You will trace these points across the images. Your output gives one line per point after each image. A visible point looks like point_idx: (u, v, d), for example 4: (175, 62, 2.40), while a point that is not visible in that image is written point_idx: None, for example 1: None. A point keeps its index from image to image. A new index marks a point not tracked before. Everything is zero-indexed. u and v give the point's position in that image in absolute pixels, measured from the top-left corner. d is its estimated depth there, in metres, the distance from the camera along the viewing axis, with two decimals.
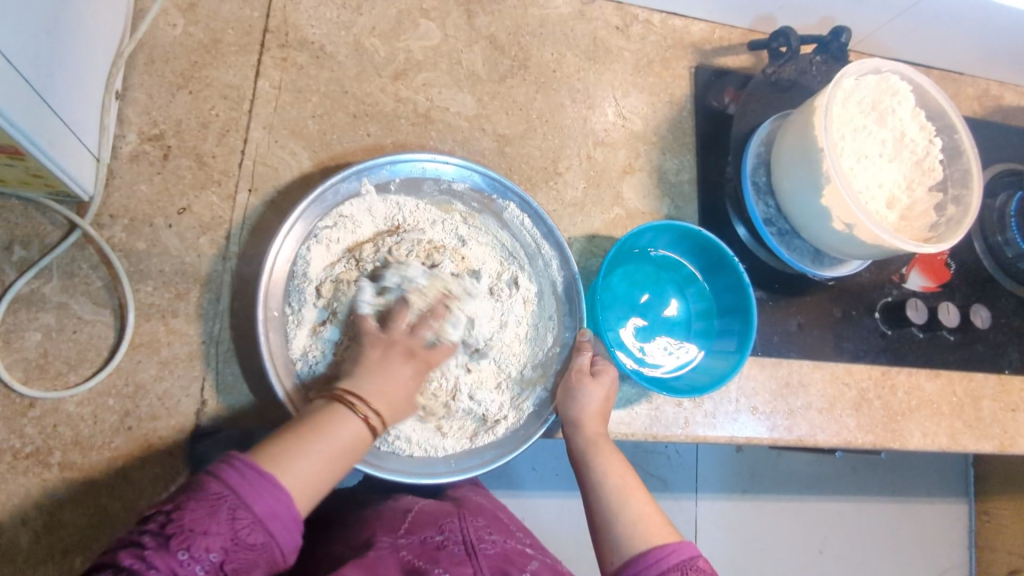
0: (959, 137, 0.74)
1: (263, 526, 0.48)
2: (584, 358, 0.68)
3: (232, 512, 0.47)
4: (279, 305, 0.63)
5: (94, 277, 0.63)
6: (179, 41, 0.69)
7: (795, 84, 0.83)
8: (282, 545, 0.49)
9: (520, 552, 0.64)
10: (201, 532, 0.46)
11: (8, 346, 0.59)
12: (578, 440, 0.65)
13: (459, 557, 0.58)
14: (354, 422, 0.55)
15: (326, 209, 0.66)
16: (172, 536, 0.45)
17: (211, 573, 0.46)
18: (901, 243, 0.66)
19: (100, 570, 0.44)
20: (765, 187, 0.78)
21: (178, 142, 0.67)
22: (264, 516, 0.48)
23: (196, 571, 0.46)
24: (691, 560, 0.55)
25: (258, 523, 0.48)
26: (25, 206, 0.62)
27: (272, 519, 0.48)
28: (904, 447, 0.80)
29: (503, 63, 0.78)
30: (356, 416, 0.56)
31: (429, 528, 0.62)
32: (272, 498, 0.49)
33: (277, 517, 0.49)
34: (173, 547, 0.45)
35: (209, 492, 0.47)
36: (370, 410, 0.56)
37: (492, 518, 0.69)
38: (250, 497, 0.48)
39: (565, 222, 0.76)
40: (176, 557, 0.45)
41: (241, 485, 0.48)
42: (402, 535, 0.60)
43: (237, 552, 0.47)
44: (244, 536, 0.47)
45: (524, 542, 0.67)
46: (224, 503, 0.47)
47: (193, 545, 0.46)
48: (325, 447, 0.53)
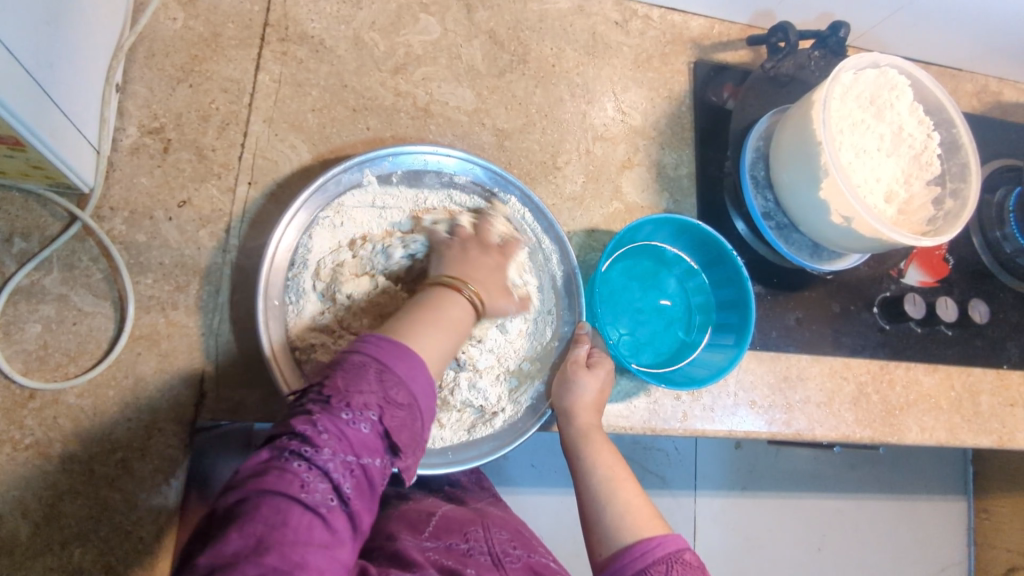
0: (958, 131, 0.75)
1: (407, 387, 0.51)
2: (580, 349, 0.69)
3: (379, 373, 0.50)
4: (279, 294, 0.63)
5: (94, 270, 0.63)
6: (180, 35, 0.69)
7: (794, 78, 0.83)
8: (424, 405, 0.52)
9: (544, 566, 0.63)
10: (356, 394, 0.48)
11: (9, 338, 0.60)
12: (572, 431, 0.66)
13: (486, 565, 0.58)
14: (460, 303, 0.59)
15: (328, 200, 0.66)
16: (333, 399, 0.48)
17: (372, 433, 0.49)
18: (899, 235, 0.66)
19: (276, 439, 0.47)
20: (764, 181, 0.78)
21: (178, 135, 0.67)
22: (405, 376, 0.51)
23: (360, 431, 0.48)
24: (678, 553, 0.56)
25: (402, 383, 0.51)
26: (25, 198, 0.62)
27: (412, 380, 0.51)
28: (903, 441, 0.80)
29: (502, 57, 0.78)
30: (461, 295, 0.59)
31: (454, 535, 0.62)
32: (407, 362, 0.52)
33: (414, 378, 0.51)
34: (336, 409, 0.48)
35: (356, 361, 0.50)
36: (472, 289, 0.60)
37: (514, 533, 0.68)
38: (391, 361, 0.51)
39: (565, 215, 0.76)
40: (341, 418, 0.48)
41: (382, 353, 0.51)
42: (427, 538, 0.60)
43: (390, 411, 0.49)
44: (392, 395, 0.50)
45: (547, 557, 0.66)
46: (370, 368, 0.50)
47: (353, 404, 0.48)
48: (437, 318, 0.57)
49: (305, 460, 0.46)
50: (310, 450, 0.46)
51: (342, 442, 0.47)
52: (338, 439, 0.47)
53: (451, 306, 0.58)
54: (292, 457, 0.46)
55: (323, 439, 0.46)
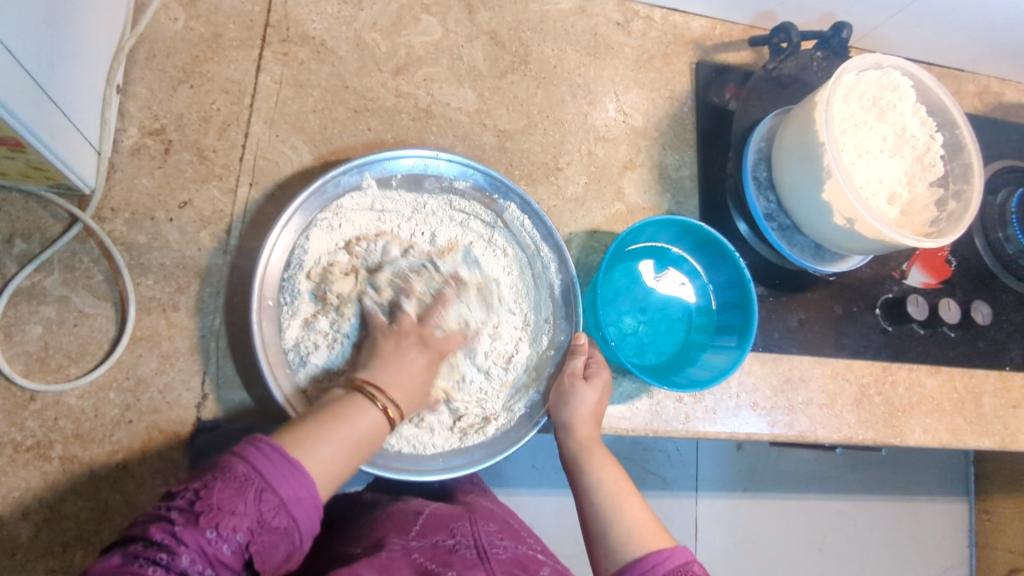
0: (961, 133, 0.74)
1: (288, 510, 0.48)
2: (578, 361, 0.68)
3: (259, 493, 0.47)
4: (274, 295, 0.63)
5: (95, 271, 0.63)
6: (180, 36, 0.69)
7: (796, 79, 0.83)
8: (303, 530, 0.49)
9: (531, 557, 0.63)
10: (229, 513, 0.45)
11: (9, 339, 0.59)
12: (573, 446, 0.66)
13: (471, 561, 0.58)
14: (372, 413, 0.57)
15: (325, 202, 0.66)
16: (201, 513, 0.45)
17: (235, 555, 0.45)
18: (901, 237, 0.66)
19: (130, 545, 0.43)
20: (766, 182, 0.78)
21: (179, 136, 0.67)
22: (289, 499, 0.48)
23: (222, 551, 0.45)
24: (688, 564, 0.54)
25: (284, 506, 0.47)
26: (26, 199, 0.62)
27: (296, 504, 0.48)
28: (905, 443, 0.80)
29: (503, 58, 0.78)
30: (375, 407, 0.57)
31: (441, 532, 0.62)
32: (298, 483, 0.49)
33: (300, 502, 0.48)
34: (202, 524, 0.44)
35: (237, 472, 0.47)
36: (388, 400, 0.58)
37: (502, 525, 0.68)
38: (277, 480, 0.48)
39: (566, 217, 0.76)
40: (205, 534, 0.44)
41: (267, 468, 0.48)
42: (414, 537, 0.60)
43: (262, 534, 0.46)
44: (269, 519, 0.46)
45: (535, 549, 0.66)
46: (252, 483, 0.47)
47: (221, 524, 0.45)
48: (349, 433, 0.54)
49: (160, 569, 0.42)
50: (166, 558, 0.42)
51: (203, 557, 0.44)
52: (199, 553, 0.44)
53: (365, 423, 0.56)
54: (146, 564, 0.42)
55: (183, 550, 0.43)
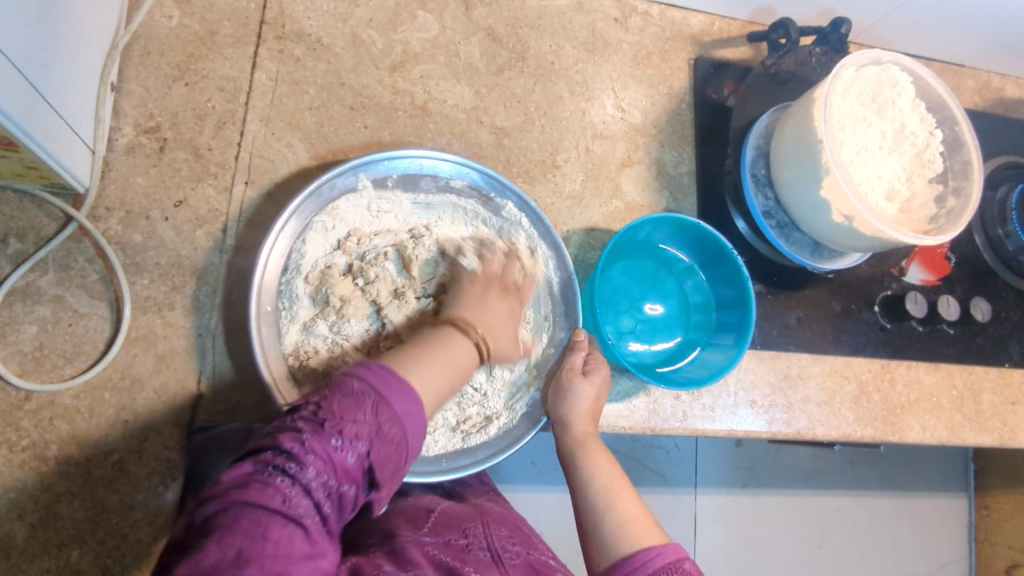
0: (960, 129, 0.74)
1: (400, 424, 0.51)
2: (577, 357, 0.68)
3: (375, 405, 0.51)
4: (271, 301, 0.63)
5: (89, 270, 0.62)
6: (175, 33, 0.68)
7: (794, 76, 0.82)
8: (412, 444, 0.52)
9: (543, 563, 0.62)
10: (350, 422, 0.49)
11: (4, 340, 0.59)
12: (567, 443, 0.66)
13: (485, 562, 0.58)
14: (462, 343, 0.61)
15: (321, 205, 0.65)
16: (326, 423, 0.49)
17: (357, 461, 0.49)
18: (900, 234, 0.66)
19: (261, 453, 0.47)
20: (764, 179, 0.78)
21: (174, 134, 0.67)
22: (401, 413, 0.51)
23: (346, 458, 0.49)
24: (678, 563, 0.54)
25: (397, 419, 0.51)
26: (20, 198, 0.62)
27: (407, 418, 0.52)
28: (904, 440, 0.79)
29: (500, 54, 0.77)
30: (469, 340, 0.61)
31: (454, 531, 0.61)
32: (407, 399, 0.52)
33: (410, 418, 0.52)
34: (327, 433, 0.48)
35: (355, 388, 0.51)
36: (480, 335, 0.62)
37: (514, 529, 0.67)
38: (390, 396, 0.52)
39: (563, 214, 0.76)
40: (330, 443, 0.48)
41: (381, 384, 0.52)
42: (427, 533, 0.60)
43: (379, 445, 0.50)
44: (385, 429, 0.51)
45: (546, 554, 0.65)
46: (368, 397, 0.51)
47: (344, 431, 0.49)
48: (448, 359, 0.59)
49: (290, 477, 0.46)
50: (294, 467, 0.46)
51: (327, 465, 0.48)
52: (324, 461, 0.48)
53: (460, 349, 0.60)
54: (278, 472, 0.46)
55: (311, 459, 0.47)
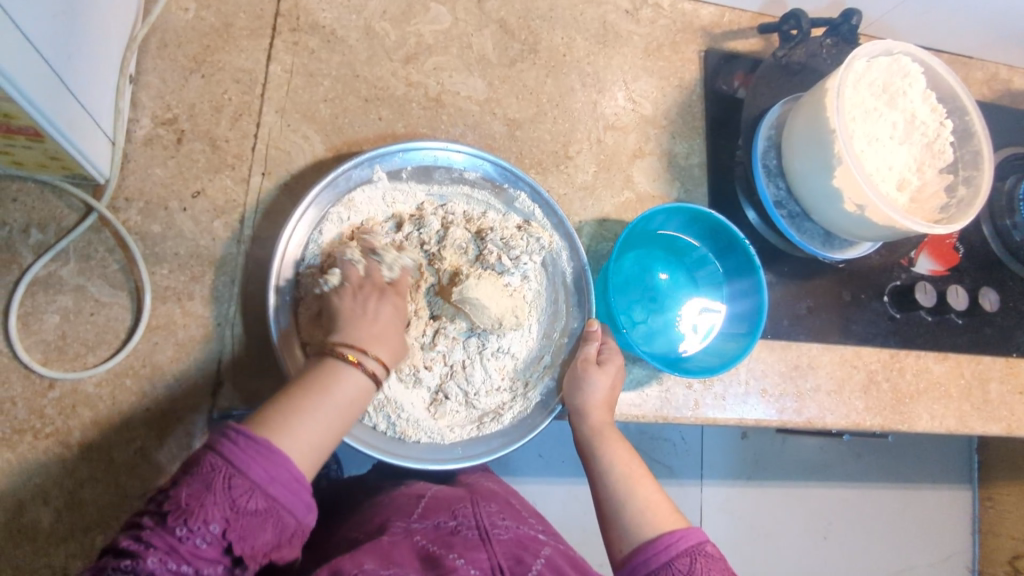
0: (970, 119, 0.74)
1: (262, 491, 0.48)
2: (591, 347, 0.69)
3: (229, 479, 0.47)
4: (290, 290, 0.64)
5: (110, 260, 0.63)
6: (191, 26, 0.69)
7: (804, 68, 0.82)
8: (284, 507, 0.49)
9: (533, 538, 0.63)
10: (198, 506, 0.46)
11: (28, 329, 0.60)
12: (581, 432, 0.67)
13: (473, 542, 0.58)
14: (351, 379, 0.57)
15: (338, 194, 0.66)
16: (168, 514, 0.46)
17: (214, 544, 0.46)
18: (912, 223, 0.67)
19: (100, 558, 0.44)
20: (776, 169, 0.78)
21: (192, 125, 0.67)
22: (261, 480, 0.48)
23: (197, 544, 0.46)
24: (701, 546, 0.56)
25: (257, 488, 0.48)
26: (41, 189, 0.62)
27: (270, 482, 0.49)
28: (913, 429, 0.80)
29: (513, 46, 0.78)
30: (359, 371, 0.57)
31: (443, 514, 0.62)
32: (270, 462, 0.49)
33: (274, 481, 0.49)
34: (171, 524, 0.45)
35: (205, 466, 0.48)
36: (373, 361, 0.58)
37: (504, 504, 0.68)
38: (246, 464, 0.48)
39: (576, 205, 0.76)
40: (174, 533, 0.45)
41: (236, 454, 0.48)
42: (416, 520, 0.61)
43: (239, 520, 0.47)
44: (244, 501, 0.47)
45: (537, 526, 0.67)
46: (221, 473, 0.48)
47: (190, 518, 0.46)
48: (329, 403, 0.55)
49: (126, 575, 0.43)
50: (131, 564, 0.43)
51: (172, 557, 0.45)
52: (170, 552, 0.45)
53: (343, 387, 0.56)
54: (115, 574, 0.43)
55: (151, 553, 0.44)
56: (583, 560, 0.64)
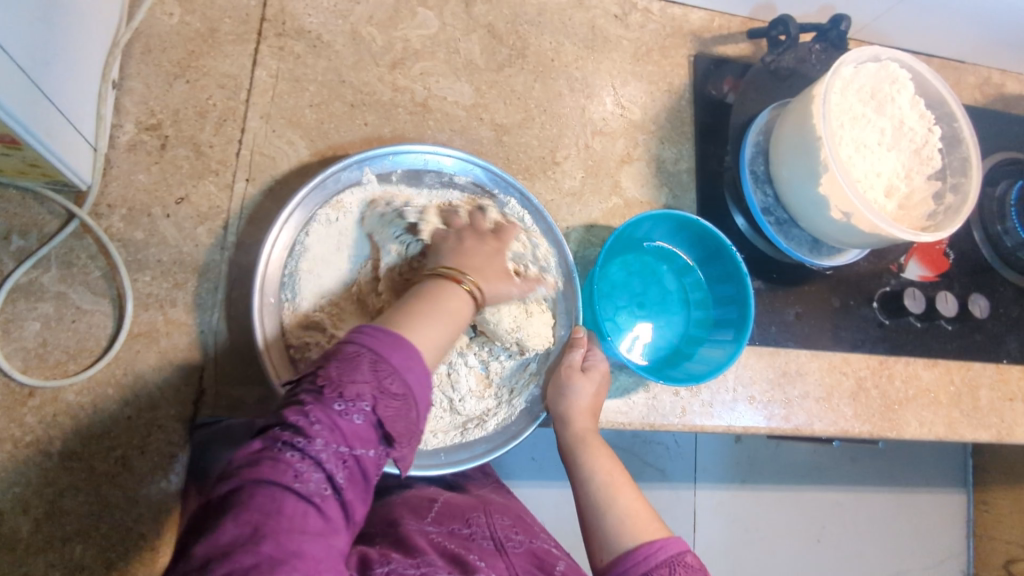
0: (958, 126, 0.74)
1: (402, 377, 0.48)
2: (576, 353, 0.68)
3: (373, 363, 0.48)
4: (274, 293, 0.63)
5: (92, 267, 0.63)
6: (176, 31, 0.69)
7: (793, 73, 0.82)
8: (419, 396, 0.49)
9: (546, 551, 0.63)
10: (350, 383, 0.46)
11: (8, 336, 0.60)
12: (566, 439, 0.66)
13: (489, 551, 0.58)
14: (456, 291, 0.57)
15: (326, 197, 0.65)
16: (325, 389, 0.46)
17: (366, 423, 0.46)
18: (898, 230, 0.66)
19: (268, 430, 0.45)
20: (764, 175, 0.78)
21: (175, 131, 0.67)
22: (401, 365, 0.48)
23: (354, 421, 0.46)
24: (679, 556, 0.55)
25: (397, 373, 0.48)
26: (23, 195, 0.62)
27: (408, 370, 0.49)
28: (901, 436, 0.80)
29: (500, 51, 0.78)
30: (461, 287, 0.58)
31: (457, 521, 0.62)
32: (405, 353, 0.49)
33: (411, 369, 0.49)
34: (329, 399, 0.46)
35: (350, 351, 0.48)
36: (472, 280, 0.59)
37: (516, 519, 0.68)
38: (386, 350, 0.49)
39: (563, 211, 0.76)
40: (334, 408, 0.45)
41: (375, 342, 0.49)
42: (430, 522, 0.60)
43: (385, 400, 0.47)
44: (387, 385, 0.47)
45: (547, 542, 0.66)
46: (364, 358, 0.48)
47: (346, 393, 0.46)
48: (438, 309, 0.55)
49: (298, 450, 0.44)
50: (302, 439, 0.44)
51: (334, 431, 0.45)
52: (331, 429, 0.45)
53: (449, 296, 0.57)
54: (285, 447, 0.44)
55: (316, 430, 0.44)
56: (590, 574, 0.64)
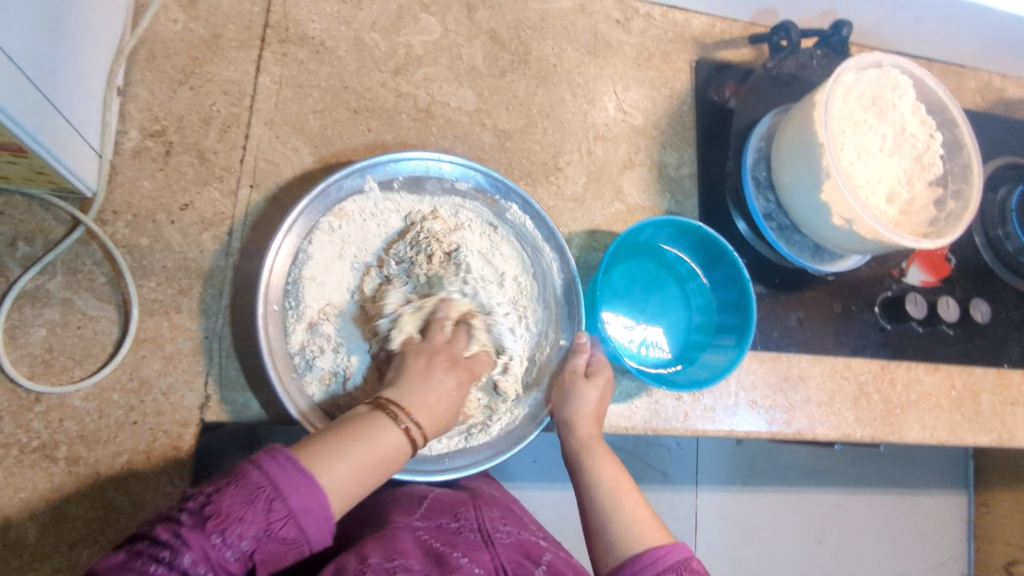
0: (960, 132, 0.74)
1: (296, 521, 0.49)
2: (579, 359, 0.69)
3: (268, 502, 0.48)
4: (279, 300, 0.64)
5: (97, 273, 0.63)
6: (180, 37, 0.69)
7: (796, 78, 0.82)
8: (312, 540, 0.50)
9: (534, 544, 0.63)
10: (235, 521, 0.47)
11: (14, 342, 0.60)
12: (570, 444, 0.67)
13: (475, 544, 0.59)
14: (394, 432, 0.56)
15: (329, 206, 0.66)
16: (209, 520, 0.47)
17: (238, 557, 0.48)
18: (899, 237, 0.66)
19: (137, 540, 0.46)
20: (766, 182, 0.78)
21: (180, 137, 0.67)
22: (297, 510, 0.49)
23: (225, 555, 0.47)
24: (687, 561, 0.56)
25: (291, 517, 0.49)
26: (28, 202, 0.62)
27: (305, 515, 0.49)
28: (903, 440, 0.80)
29: (503, 57, 0.78)
30: (397, 428, 0.57)
31: (445, 515, 0.62)
32: (309, 493, 0.49)
33: (310, 512, 0.49)
34: (208, 531, 0.46)
35: (249, 481, 0.48)
36: (410, 421, 0.58)
37: (506, 510, 0.68)
38: (288, 491, 0.49)
39: (565, 216, 0.76)
40: (209, 539, 0.46)
41: (277, 476, 0.49)
42: (418, 518, 0.60)
43: (266, 542, 0.48)
44: (276, 528, 0.48)
45: (537, 534, 0.67)
46: (263, 495, 0.48)
47: (226, 531, 0.47)
48: (365, 453, 0.54)
49: (164, 566, 0.44)
50: (168, 557, 0.45)
51: (204, 559, 0.46)
52: (202, 555, 0.46)
53: (384, 438, 0.55)
54: (150, 560, 0.45)
55: (188, 551, 0.45)
56: (582, 566, 0.65)
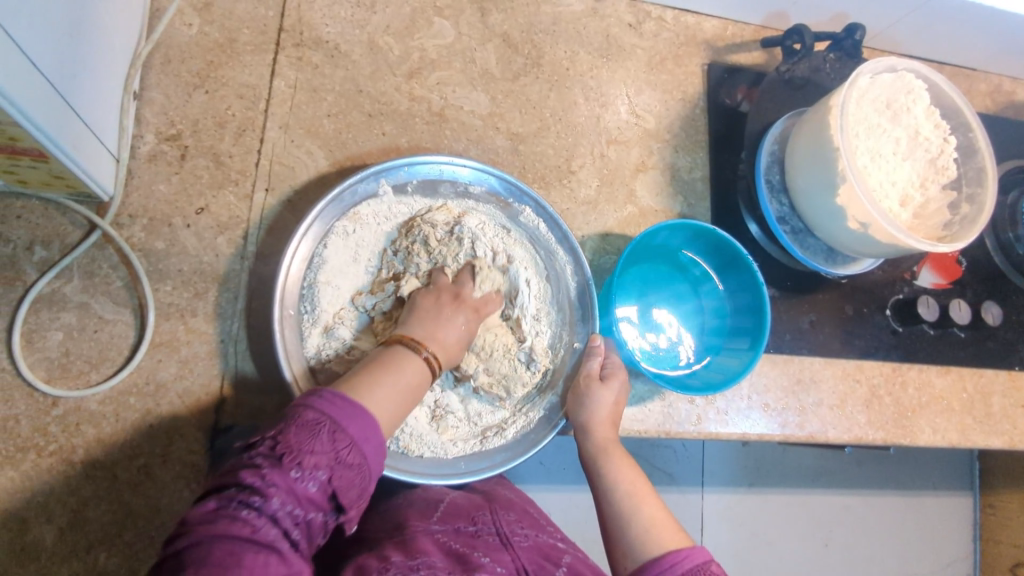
0: (974, 136, 0.75)
1: (360, 448, 0.51)
2: (593, 362, 0.69)
3: (332, 433, 0.50)
4: (295, 306, 0.63)
5: (113, 277, 0.63)
6: (195, 41, 0.69)
7: (808, 82, 0.83)
8: (374, 466, 0.52)
9: (551, 545, 0.63)
10: (308, 453, 0.49)
11: (31, 346, 0.60)
12: (586, 448, 0.67)
13: (494, 546, 0.59)
14: (416, 360, 0.59)
15: (343, 210, 0.66)
16: (284, 457, 0.48)
17: (320, 489, 0.49)
18: (915, 241, 0.66)
19: (223, 490, 0.46)
20: (779, 185, 0.78)
21: (195, 141, 0.67)
22: (358, 438, 0.51)
23: (308, 489, 0.48)
24: (707, 564, 0.55)
25: (355, 444, 0.51)
26: (45, 206, 0.62)
27: (367, 441, 0.51)
28: (915, 443, 0.80)
29: (516, 61, 0.78)
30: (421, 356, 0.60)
31: (462, 518, 0.62)
32: (363, 423, 0.52)
33: (368, 439, 0.52)
34: (286, 467, 0.48)
35: (309, 419, 0.50)
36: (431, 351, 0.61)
37: (522, 513, 0.68)
38: (344, 420, 0.51)
39: (579, 220, 0.76)
40: (291, 475, 0.48)
41: (333, 410, 0.51)
42: (436, 521, 0.60)
43: (340, 470, 0.50)
44: (344, 456, 0.50)
45: (554, 535, 0.67)
46: (324, 428, 0.50)
47: (303, 463, 0.48)
48: (396, 381, 0.57)
49: (255, 510, 0.45)
50: (258, 499, 0.46)
51: (290, 496, 0.47)
52: (287, 492, 0.47)
53: (411, 368, 0.59)
54: (242, 505, 0.45)
55: (273, 492, 0.46)
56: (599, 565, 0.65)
